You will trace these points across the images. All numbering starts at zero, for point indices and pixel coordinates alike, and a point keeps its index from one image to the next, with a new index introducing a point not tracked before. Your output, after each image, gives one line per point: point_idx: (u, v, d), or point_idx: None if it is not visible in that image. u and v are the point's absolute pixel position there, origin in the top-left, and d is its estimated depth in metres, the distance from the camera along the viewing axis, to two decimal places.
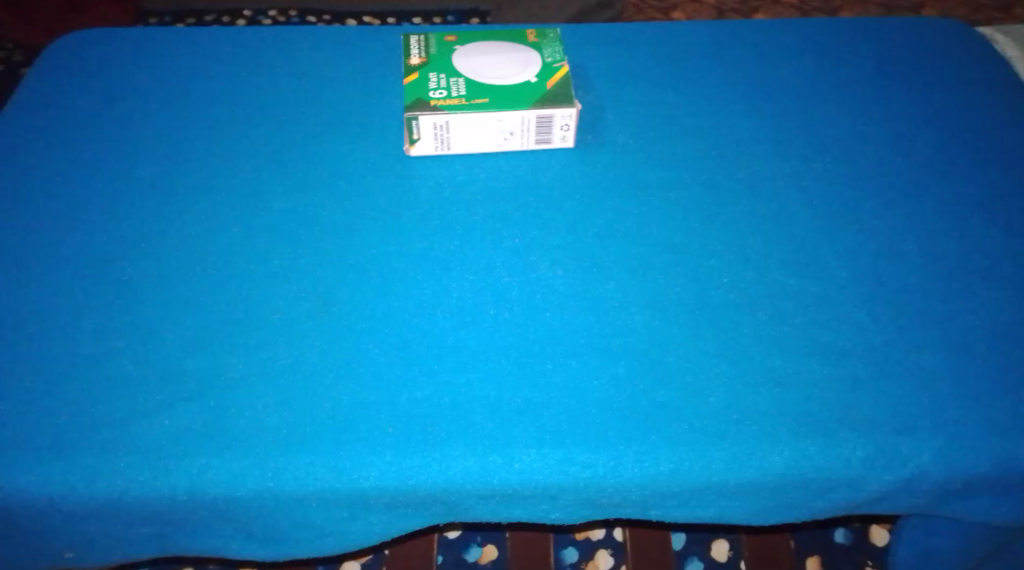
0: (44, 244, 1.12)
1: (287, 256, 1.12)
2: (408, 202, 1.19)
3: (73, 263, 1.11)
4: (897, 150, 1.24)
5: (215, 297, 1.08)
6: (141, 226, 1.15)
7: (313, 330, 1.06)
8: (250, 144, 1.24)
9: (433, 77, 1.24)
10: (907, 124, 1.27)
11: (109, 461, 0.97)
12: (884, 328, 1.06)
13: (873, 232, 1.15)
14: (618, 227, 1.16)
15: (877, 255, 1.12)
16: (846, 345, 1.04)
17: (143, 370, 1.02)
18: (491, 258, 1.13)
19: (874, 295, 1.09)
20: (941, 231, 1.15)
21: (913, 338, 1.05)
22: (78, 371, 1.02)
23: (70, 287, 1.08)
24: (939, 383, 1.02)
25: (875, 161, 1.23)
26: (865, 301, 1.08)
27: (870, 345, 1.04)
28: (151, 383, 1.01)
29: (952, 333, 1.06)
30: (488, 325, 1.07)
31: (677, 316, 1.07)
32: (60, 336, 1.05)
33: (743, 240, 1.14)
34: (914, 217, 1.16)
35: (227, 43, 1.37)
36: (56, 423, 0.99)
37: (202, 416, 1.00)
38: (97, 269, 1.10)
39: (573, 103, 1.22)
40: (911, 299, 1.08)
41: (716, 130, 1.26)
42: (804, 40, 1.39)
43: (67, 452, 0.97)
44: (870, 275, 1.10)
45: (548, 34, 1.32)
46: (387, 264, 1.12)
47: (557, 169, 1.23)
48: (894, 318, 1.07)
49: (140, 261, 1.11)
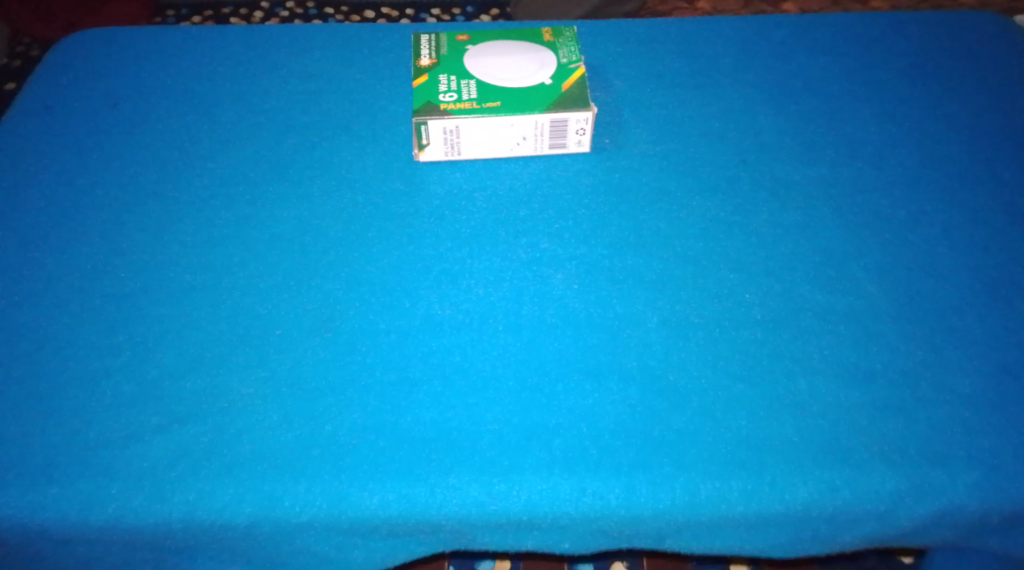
0: (43, 256, 1.09)
1: (290, 269, 1.09)
2: (417, 212, 1.15)
3: (72, 275, 1.08)
4: (932, 155, 1.18)
5: (216, 312, 1.05)
6: (141, 237, 1.11)
7: (315, 346, 1.02)
8: (255, 151, 1.20)
9: (444, 79, 1.20)
10: (943, 127, 1.21)
11: (103, 485, 0.93)
12: (918, 347, 1.00)
13: (907, 243, 1.09)
14: (634, 239, 1.10)
15: (911, 269, 1.06)
16: (876, 366, 0.98)
17: (139, 389, 0.99)
18: (501, 271, 1.09)
19: (906, 312, 1.03)
20: (979, 244, 1.09)
21: (948, 359, 0.99)
22: (75, 390, 0.99)
23: (68, 302, 1.05)
24: (976, 407, 0.96)
25: (909, 167, 1.16)
26: (897, 318, 1.02)
27: (902, 366, 0.98)
28: (147, 403, 0.98)
29: (992, 354, 1.00)
30: (497, 342, 1.02)
31: (696, 334, 1.01)
32: (56, 353, 1.01)
33: (767, 252, 1.08)
34: (949, 228, 1.10)
35: (234, 44, 1.33)
36: (50, 444, 0.96)
37: (202, 438, 0.96)
38: (94, 284, 1.07)
39: (589, 106, 1.17)
40: (946, 317, 1.02)
41: (739, 134, 1.20)
42: (835, 36, 1.33)
43: (60, 475, 0.94)
44: (902, 291, 1.04)
45: (564, 33, 1.26)
46: (393, 278, 1.08)
47: (573, 176, 1.18)
48: (928, 337, 1.01)
49: (140, 274, 1.08)
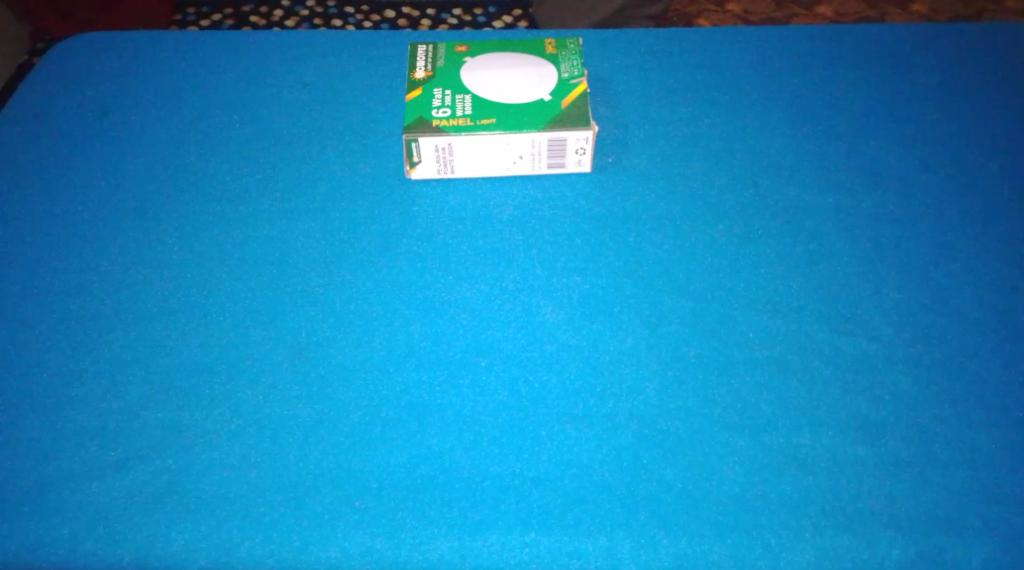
0: (24, 279, 1.07)
1: (274, 294, 1.05)
2: (404, 234, 1.10)
3: (55, 299, 1.05)
4: (961, 187, 1.11)
5: (198, 339, 1.02)
6: (123, 261, 1.08)
7: (289, 381, 0.99)
8: (244, 165, 1.16)
9: (438, 93, 1.14)
10: (974, 155, 1.14)
11: (79, 526, 0.92)
12: (924, 397, 0.97)
13: (922, 288, 1.04)
14: (632, 270, 1.06)
15: (924, 314, 1.02)
16: (880, 421, 0.96)
17: (117, 423, 0.97)
18: (487, 302, 1.05)
19: (915, 362, 0.99)
20: (998, 289, 1.04)
21: (967, 417, 0.96)
22: (53, 425, 0.97)
23: (46, 330, 1.03)
24: (976, 467, 0.94)
25: (929, 201, 1.10)
26: (907, 369, 0.99)
27: (906, 422, 0.96)
28: (125, 440, 0.96)
29: (1001, 409, 0.97)
30: (479, 382, 0.99)
31: (692, 379, 0.98)
32: (33, 385, 0.99)
33: (774, 292, 1.03)
34: (976, 272, 1.05)
35: (229, 49, 1.29)
36: (26, 482, 0.94)
37: (178, 474, 0.94)
38: (73, 310, 1.04)
39: (589, 125, 1.10)
40: (967, 368, 0.99)
41: (752, 157, 1.14)
42: (862, 47, 1.25)
43: (35, 515, 0.92)
44: (914, 339, 1.01)
45: (568, 44, 1.19)
46: (376, 305, 1.04)
47: (571, 199, 1.13)
48: (935, 388, 0.98)
49: (120, 300, 1.05)
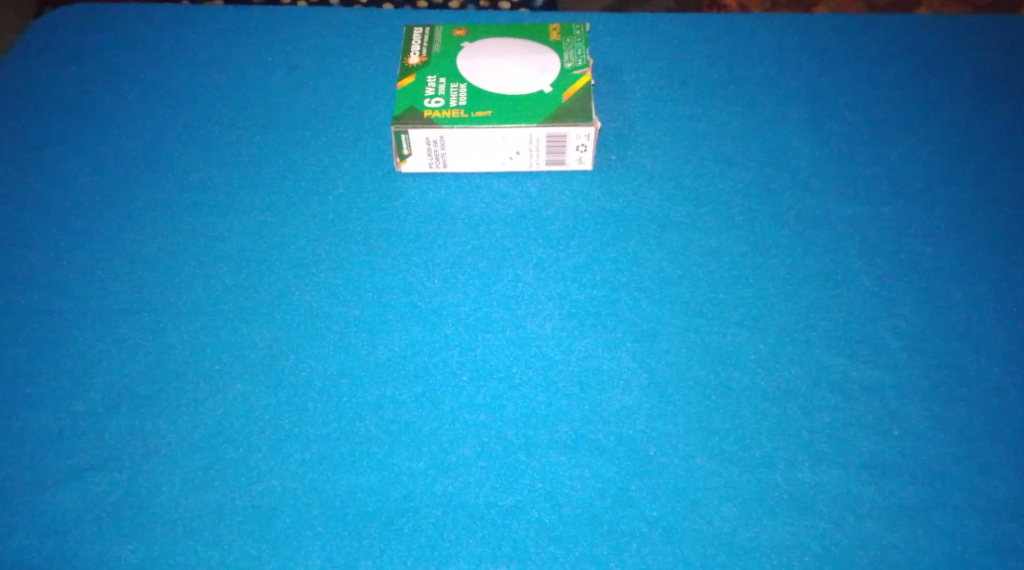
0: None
1: (249, 292, 1.00)
2: (390, 231, 1.04)
3: (24, 290, 1.00)
4: (985, 205, 1.06)
5: (168, 339, 0.97)
6: (99, 250, 1.03)
7: (259, 388, 0.94)
8: (229, 151, 1.10)
9: (432, 81, 1.07)
10: (1000, 171, 1.08)
11: (34, 533, 0.87)
12: (936, 431, 0.92)
13: (937, 310, 0.99)
14: (631, 278, 1.00)
15: (941, 339, 0.97)
16: (888, 456, 0.90)
17: (82, 425, 0.92)
18: (473, 308, 0.98)
19: (929, 393, 0.94)
20: (1020, 315, 0.99)
21: (978, 458, 0.91)
22: (16, 424, 0.92)
23: (16, 322, 0.98)
24: (990, 510, 0.88)
25: (950, 215, 1.05)
26: (918, 401, 0.93)
27: (915, 459, 0.90)
28: (89, 443, 0.91)
29: (1017, 449, 0.91)
30: (459, 395, 0.93)
31: (687, 402, 0.93)
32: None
33: (781, 307, 0.98)
34: (996, 297, 1.00)
35: (218, 24, 1.22)
36: None
37: (140, 481, 0.89)
38: (46, 301, 0.99)
39: (591, 120, 1.03)
40: (981, 400, 0.94)
41: (764, 159, 1.09)
42: (888, 49, 1.19)
43: None
44: (928, 367, 0.95)
45: (574, 32, 1.12)
46: (356, 307, 0.99)
47: (570, 200, 1.06)
48: (948, 421, 0.92)
49: (94, 293, 1.00)
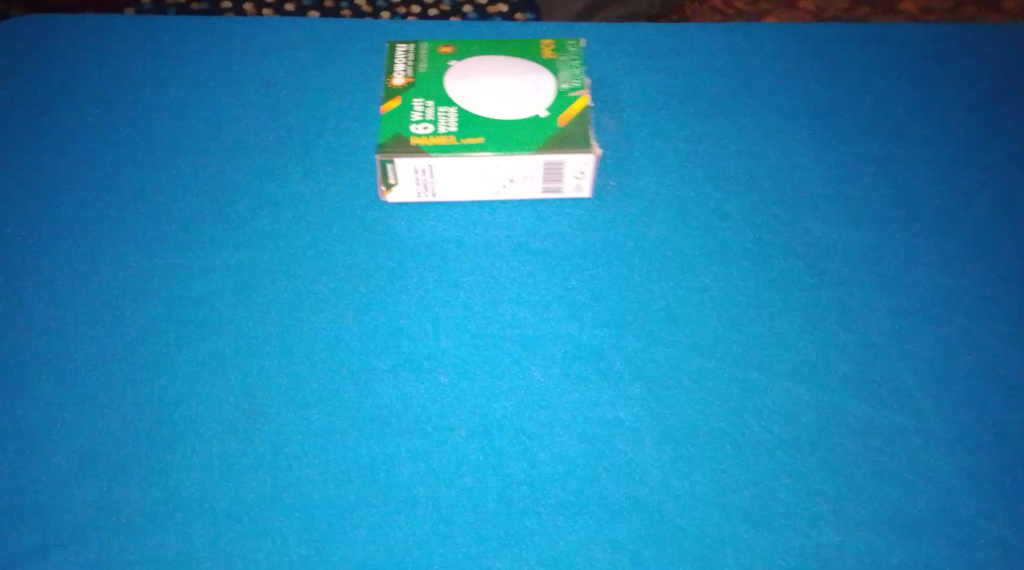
0: None
1: (230, 340, 0.94)
2: (380, 268, 0.98)
3: None
4: (998, 230, 1.02)
5: (143, 394, 0.91)
6: (67, 296, 0.96)
7: (250, 450, 0.89)
8: (202, 181, 1.03)
9: (419, 105, 1.00)
10: (1012, 192, 1.05)
11: None
12: (959, 480, 0.89)
13: (952, 346, 0.96)
14: (636, 319, 0.96)
15: (960, 380, 0.94)
16: (908, 506, 0.88)
17: (63, 493, 0.87)
18: (471, 355, 0.93)
19: (952, 439, 0.91)
20: None
21: (997, 504, 0.89)
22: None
23: None
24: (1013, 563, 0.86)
25: (966, 241, 1.01)
26: (936, 446, 0.91)
27: (934, 509, 0.88)
28: (72, 515, 0.86)
29: None
30: (459, 453, 0.89)
31: (701, 455, 0.90)
32: None
33: (792, 347, 0.95)
34: (1011, 329, 0.97)
35: (182, 35, 1.13)
36: None
37: (130, 555, 0.85)
38: (13, 356, 0.93)
39: (590, 146, 0.97)
40: (998, 442, 0.91)
41: (771, 186, 1.04)
42: (893, 60, 1.14)
43: None
44: (945, 408, 0.93)
45: (568, 48, 1.05)
46: (346, 354, 0.93)
47: (569, 232, 1.01)
48: (970, 468, 0.90)
49: (64, 345, 0.93)
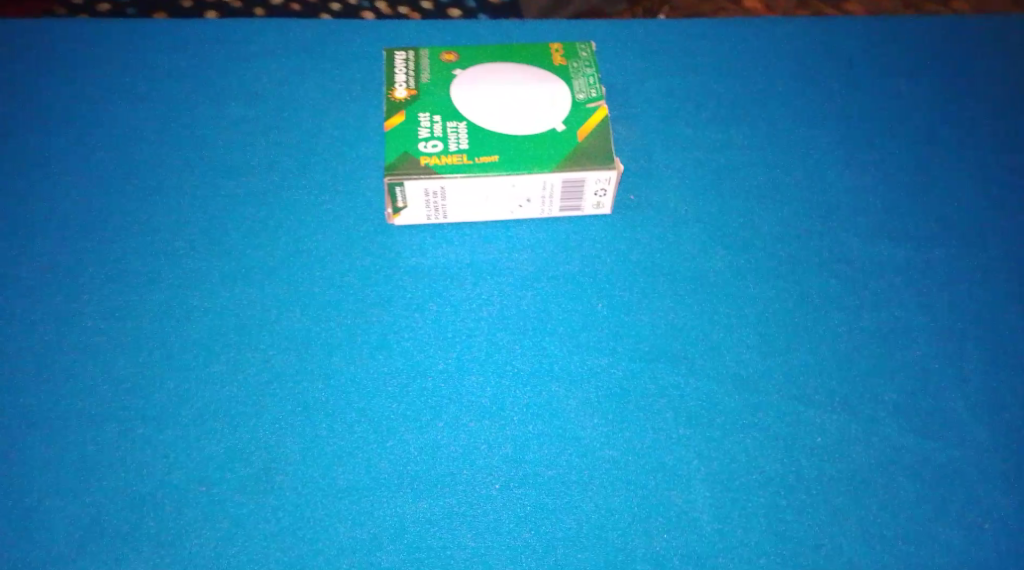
0: None
1: (235, 389, 0.87)
2: (392, 301, 0.91)
3: None
4: None
5: (143, 456, 0.84)
6: (52, 346, 0.88)
7: (266, 511, 0.83)
8: (189, 210, 0.95)
9: (425, 120, 0.93)
10: None
11: None
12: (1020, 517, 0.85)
13: (995, 360, 0.91)
14: (671, 350, 0.90)
15: (1013, 406, 0.89)
16: (960, 536, 0.84)
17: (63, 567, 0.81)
18: (497, 396, 0.87)
19: (1011, 474, 0.87)
20: None
21: None
22: None
23: None
24: None
25: (1006, 248, 0.96)
26: (985, 469, 0.87)
27: (988, 536, 0.84)
28: None
29: None
30: (494, 505, 0.83)
31: (751, 498, 0.85)
32: None
33: (835, 375, 0.90)
34: None
35: (154, 43, 1.04)
36: None
37: None
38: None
39: (612, 163, 0.91)
40: None
41: (799, 194, 0.98)
42: (916, 52, 1.08)
43: None
44: (991, 427, 0.88)
45: (580, 53, 0.98)
46: (363, 402, 0.87)
47: (591, 252, 0.94)
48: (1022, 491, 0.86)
49: (53, 403, 0.86)
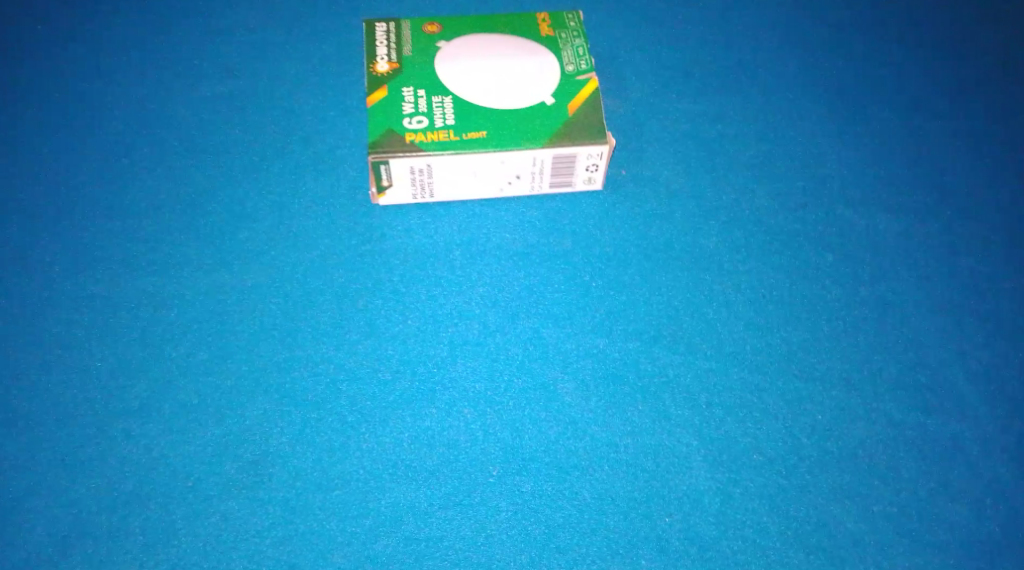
0: None
1: (220, 380, 0.84)
2: (380, 284, 0.88)
3: None
4: None
5: (126, 452, 0.81)
6: (27, 339, 0.85)
7: (257, 504, 0.80)
8: (165, 194, 0.91)
9: (409, 96, 0.90)
10: None
11: None
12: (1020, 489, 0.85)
13: (993, 331, 0.90)
14: (667, 328, 0.88)
15: (1011, 377, 0.88)
16: (960, 509, 0.84)
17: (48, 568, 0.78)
18: (491, 380, 0.85)
19: (1013, 446, 0.86)
20: None
21: None
22: None
23: None
24: None
25: (1003, 217, 0.95)
26: (984, 441, 0.86)
27: (988, 508, 0.84)
28: None
29: None
30: (491, 493, 0.81)
31: (753, 479, 0.83)
32: None
33: (834, 351, 0.88)
34: None
35: (120, 20, 0.99)
36: None
37: None
38: None
39: (604, 137, 0.88)
40: None
41: (793, 166, 0.96)
42: (909, 18, 1.05)
43: None
44: (990, 399, 0.88)
45: (568, 22, 0.95)
46: (353, 390, 0.84)
47: (583, 229, 0.92)
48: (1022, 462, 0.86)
49: (30, 398, 0.83)
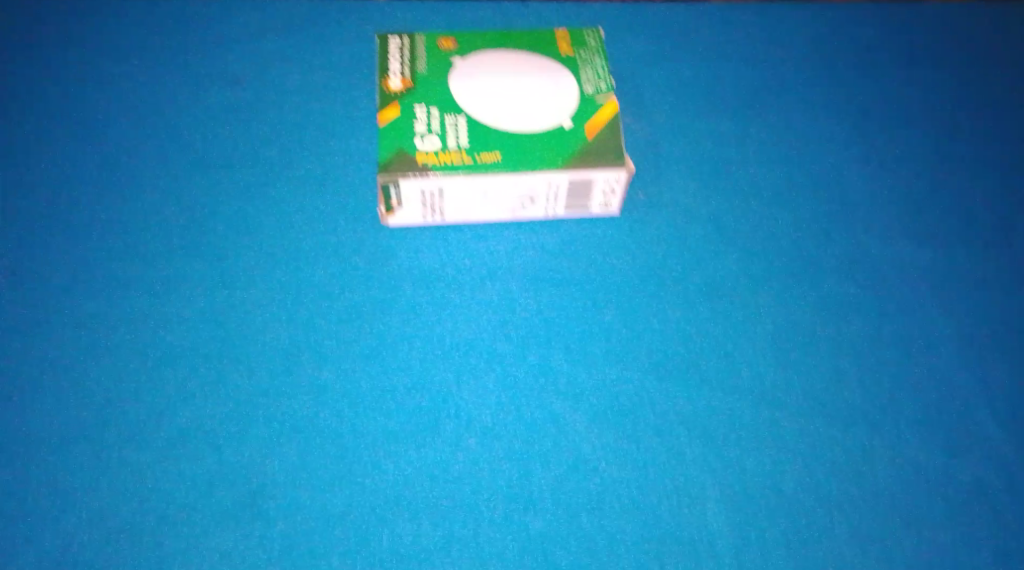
0: None
1: (219, 404, 0.81)
2: (387, 309, 0.85)
3: None
4: None
5: (121, 478, 0.79)
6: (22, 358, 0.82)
7: (254, 535, 0.77)
8: (169, 209, 0.88)
9: (422, 114, 0.87)
10: None
11: None
12: None
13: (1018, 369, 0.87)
14: (684, 361, 0.85)
15: None
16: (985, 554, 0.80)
17: None
18: (500, 411, 0.82)
19: None
20: None
21: None
22: None
23: None
24: None
25: None
26: (1009, 483, 0.83)
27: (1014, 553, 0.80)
28: None
29: None
30: (496, 529, 0.78)
31: (771, 520, 0.80)
32: None
33: (856, 388, 0.85)
34: None
35: (129, 30, 0.97)
36: None
37: None
38: None
39: (622, 161, 0.85)
40: None
41: (816, 193, 0.93)
42: (934, 43, 1.03)
43: None
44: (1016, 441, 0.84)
45: (587, 42, 0.92)
46: (355, 418, 0.81)
47: (598, 254, 0.89)
48: None
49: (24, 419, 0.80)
